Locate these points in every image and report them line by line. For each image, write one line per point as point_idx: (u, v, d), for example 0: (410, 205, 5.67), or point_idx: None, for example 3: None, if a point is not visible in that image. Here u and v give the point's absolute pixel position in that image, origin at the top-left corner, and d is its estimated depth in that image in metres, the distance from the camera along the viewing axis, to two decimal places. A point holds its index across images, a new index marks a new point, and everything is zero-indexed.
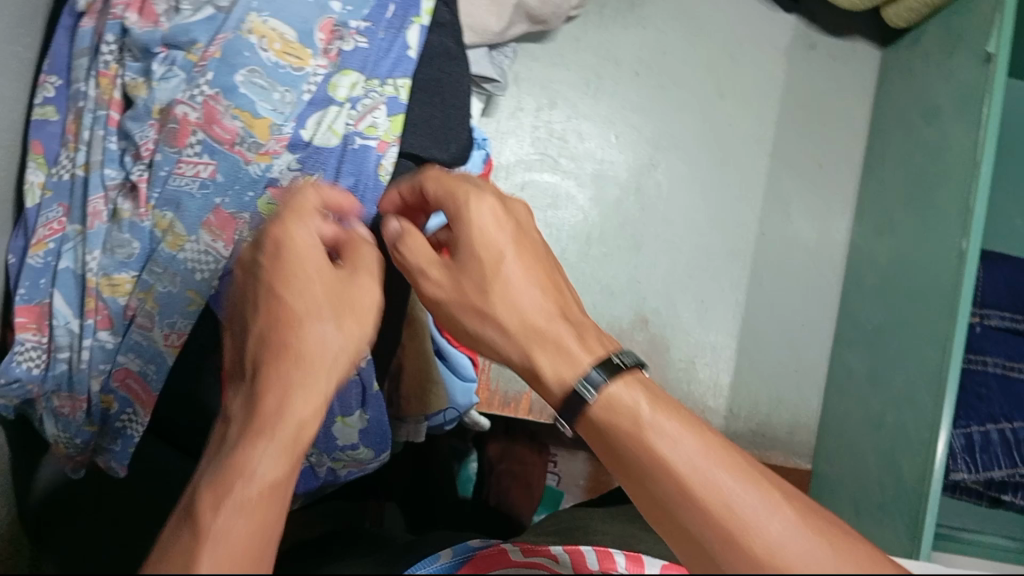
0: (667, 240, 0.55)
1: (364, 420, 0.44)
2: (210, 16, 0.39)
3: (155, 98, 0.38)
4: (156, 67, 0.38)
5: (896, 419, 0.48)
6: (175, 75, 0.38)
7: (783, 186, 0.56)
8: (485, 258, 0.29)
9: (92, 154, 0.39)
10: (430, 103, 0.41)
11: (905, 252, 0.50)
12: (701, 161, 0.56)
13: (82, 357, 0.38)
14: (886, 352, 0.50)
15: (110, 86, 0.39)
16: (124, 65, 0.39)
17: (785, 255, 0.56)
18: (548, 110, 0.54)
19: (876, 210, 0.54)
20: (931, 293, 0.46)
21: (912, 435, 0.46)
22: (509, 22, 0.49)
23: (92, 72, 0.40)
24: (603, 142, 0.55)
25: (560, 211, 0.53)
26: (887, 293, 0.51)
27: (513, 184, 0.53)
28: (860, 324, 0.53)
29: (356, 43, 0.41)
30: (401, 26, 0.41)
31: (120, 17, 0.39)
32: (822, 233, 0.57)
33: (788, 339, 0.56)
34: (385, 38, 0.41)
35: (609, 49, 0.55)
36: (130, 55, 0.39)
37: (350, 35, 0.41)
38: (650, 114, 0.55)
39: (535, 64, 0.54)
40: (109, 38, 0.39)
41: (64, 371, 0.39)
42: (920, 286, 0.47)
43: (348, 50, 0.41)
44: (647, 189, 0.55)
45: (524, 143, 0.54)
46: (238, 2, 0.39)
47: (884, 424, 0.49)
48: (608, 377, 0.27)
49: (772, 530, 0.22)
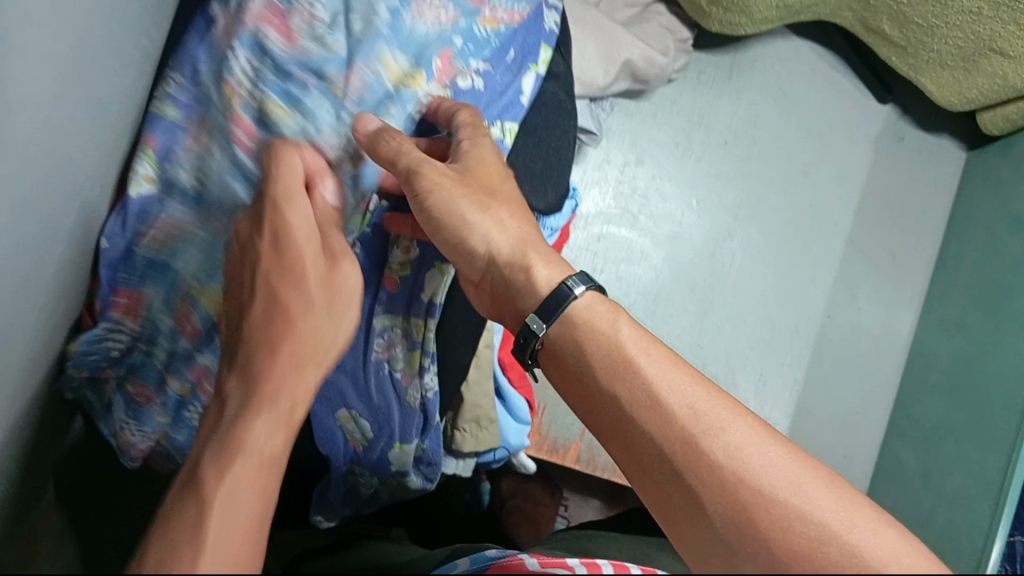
0: (735, 309, 0.55)
1: (421, 448, 0.42)
2: (348, 40, 0.36)
3: (305, 134, 0.34)
4: (300, 93, 0.34)
5: (947, 518, 0.48)
6: (324, 111, 0.34)
7: (855, 271, 0.57)
8: (493, 170, 0.34)
9: (204, 154, 0.34)
10: (535, 147, 0.40)
11: (975, 353, 0.50)
12: (778, 235, 0.56)
13: (163, 352, 0.36)
14: (945, 452, 0.50)
15: (234, 99, 0.34)
16: (257, 81, 0.34)
17: (850, 340, 0.56)
18: (634, 166, 0.56)
19: (945, 307, 0.55)
20: (1002, 397, 0.47)
21: (965, 539, 0.46)
22: (614, 77, 0.49)
23: (218, 80, 0.35)
24: (683, 205, 0.56)
25: (633, 266, 0.54)
26: (951, 392, 0.51)
27: (590, 235, 0.54)
28: (916, 420, 0.53)
29: (473, 81, 0.38)
30: (519, 70, 0.39)
31: (256, 32, 0.35)
32: (888, 323, 0.57)
33: (842, 425, 0.56)
34: (502, 80, 0.39)
35: (702, 116, 0.57)
36: (266, 71, 0.34)
37: (469, 72, 0.38)
38: (732, 184, 0.56)
39: (628, 121, 0.56)
40: (244, 52, 0.34)
41: (139, 360, 0.37)
42: (988, 390, 0.48)
43: (462, 87, 0.38)
44: (721, 257, 0.55)
45: (607, 195, 0.55)
46: (375, 30, 0.36)
47: (934, 522, 0.49)
48: (587, 289, 0.33)
49: (732, 435, 0.29)
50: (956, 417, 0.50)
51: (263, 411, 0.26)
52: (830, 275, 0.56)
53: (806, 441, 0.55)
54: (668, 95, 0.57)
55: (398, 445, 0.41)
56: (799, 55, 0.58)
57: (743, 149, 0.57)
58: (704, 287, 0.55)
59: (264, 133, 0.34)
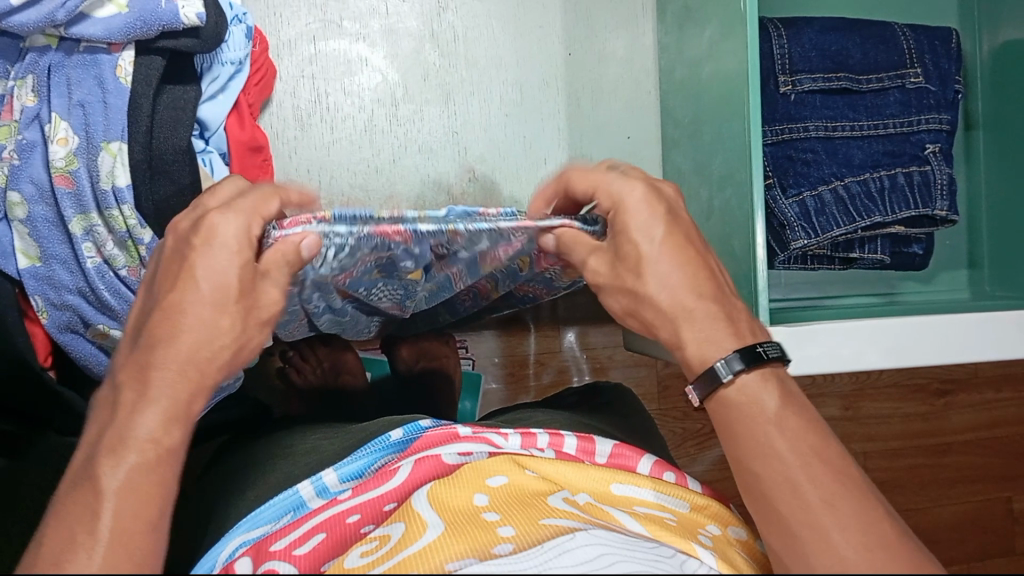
0: (713, 67, 0.85)
1: None
2: (83, 201, 0.73)
3: (116, 285, 0.77)
4: (88, 198, 0.73)
5: (724, 196, 0.84)
6: (119, 259, 0.77)
7: (667, 54, 0.96)
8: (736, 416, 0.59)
9: None
10: (409, 232, 0.56)
11: (706, 63, 0.86)
12: (723, 74, 0.82)
13: (51, 308, 0.76)
14: (708, 144, 0.87)
15: (62, 178, 0.72)
16: (102, 251, 0.76)
17: (678, 100, 0.95)
18: (557, 118, 1.00)
19: (681, 18, 0.92)
20: (739, 74, 0.79)
21: (740, 223, 0.81)
22: (524, 80, 0.98)
23: (52, 178, 0.72)
24: (576, 152, 1.01)
25: (535, 76, 0.99)
26: (699, 101, 0.89)
27: (512, 170, 1.00)
28: (699, 153, 0.90)
29: (425, 223, 0.56)
30: (216, 57, 0.81)
31: (105, 259, 0.76)
32: (633, 39, 0.99)
33: (686, 150, 0.93)
34: (434, 229, 0.56)
35: (607, 86, 1.00)
36: (107, 245, 0.76)
37: (419, 223, 0.56)
38: (558, 100, 1.00)
39: (400, 56, 0.95)
40: (89, 238, 0.75)
41: (65, 303, 0.76)
42: (730, 72, 0.81)
43: (420, 223, 0.56)
44: (630, 114, 1.00)
45: (428, 103, 0.97)
46: (100, 177, 0.72)
47: (712, 212, 0.87)
48: (745, 361, 0.59)
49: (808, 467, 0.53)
50: (743, 122, 0.78)
51: (123, 469, 0.49)
52: (664, 35, 0.97)
53: (678, 172, 0.97)
54: (557, 46, 0.98)
55: None
56: (822, 36, 0.91)
57: (725, 105, 0.82)
58: (488, 122, 0.98)
59: (108, 262, 0.76)
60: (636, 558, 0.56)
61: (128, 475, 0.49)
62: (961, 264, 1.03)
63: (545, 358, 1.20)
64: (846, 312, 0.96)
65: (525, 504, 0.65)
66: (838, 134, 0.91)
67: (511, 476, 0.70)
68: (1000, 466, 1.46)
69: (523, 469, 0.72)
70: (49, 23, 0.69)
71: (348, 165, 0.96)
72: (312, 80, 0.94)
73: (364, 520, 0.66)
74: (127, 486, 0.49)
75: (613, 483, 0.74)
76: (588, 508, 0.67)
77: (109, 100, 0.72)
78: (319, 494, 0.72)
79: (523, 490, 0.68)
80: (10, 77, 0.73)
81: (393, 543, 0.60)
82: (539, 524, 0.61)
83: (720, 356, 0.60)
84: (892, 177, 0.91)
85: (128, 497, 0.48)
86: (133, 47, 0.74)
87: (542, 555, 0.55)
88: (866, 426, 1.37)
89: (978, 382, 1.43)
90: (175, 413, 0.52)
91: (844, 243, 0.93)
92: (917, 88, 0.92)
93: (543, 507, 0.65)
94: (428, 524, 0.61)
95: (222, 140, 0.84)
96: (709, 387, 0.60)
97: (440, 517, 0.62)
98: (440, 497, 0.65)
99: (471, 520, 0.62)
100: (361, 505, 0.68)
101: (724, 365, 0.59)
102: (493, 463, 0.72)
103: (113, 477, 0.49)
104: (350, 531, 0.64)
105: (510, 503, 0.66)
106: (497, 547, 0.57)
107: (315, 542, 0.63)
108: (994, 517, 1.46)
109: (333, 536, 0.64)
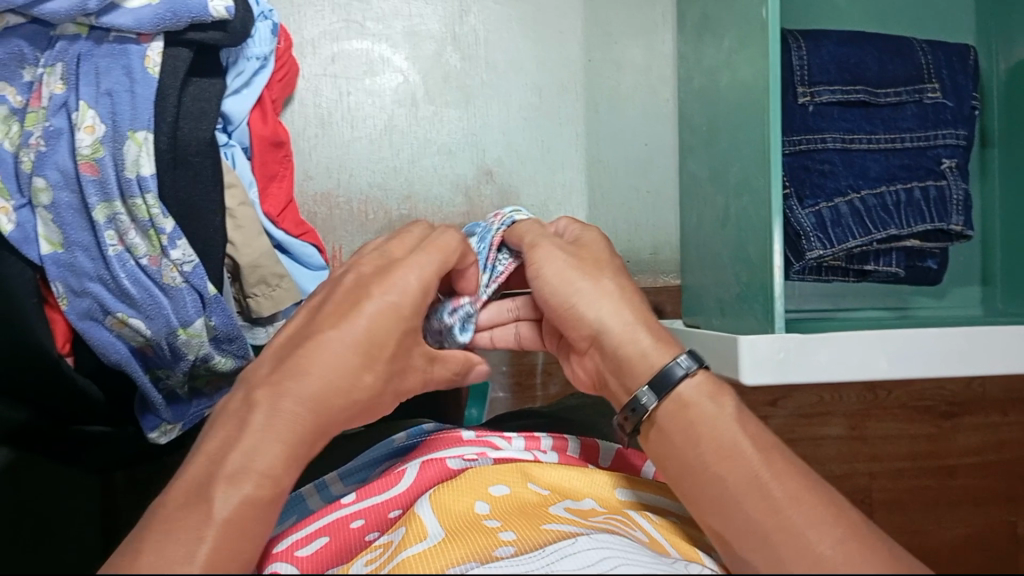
0: (731, 76, 0.85)
1: (201, 330, 0.81)
2: (109, 188, 0.73)
3: (137, 273, 0.76)
4: (113, 185, 0.73)
5: (739, 204, 0.85)
6: (141, 247, 0.76)
7: (685, 62, 0.97)
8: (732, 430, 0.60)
9: None
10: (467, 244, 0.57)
11: (725, 72, 0.87)
12: (741, 83, 0.83)
13: (71, 297, 0.75)
14: (725, 152, 0.88)
15: (88, 164, 0.72)
16: (124, 240, 0.75)
17: (695, 109, 0.96)
18: (575, 124, 1.01)
19: (700, 28, 0.92)
20: (758, 82, 0.79)
21: (757, 231, 0.81)
22: (543, 85, 0.99)
23: (79, 164, 0.72)
24: (593, 158, 1.01)
25: (554, 81, 0.99)
26: (716, 110, 0.89)
27: (529, 173, 1.00)
28: (716, 161, 0.90)
29: None
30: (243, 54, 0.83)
31: (126, 247, 0.76)
32: (651, 48, 1.00)
33: (703, 159, 0.94)
34: None
35: (624, 94, 1.01)
36: (129, 235, 0.75)
37: None
38: (576, 106, 1.00)
39: (421, 57, 0.96)
40: (111, 226, 0.74)
41: (87, 292, 0.76)
42: (748, 80, 0.81)
43: None
44: (647, 121, 1.01)
45: (448, 105, 0.97)
46: (127, 163, 0.73)
47: (729, 220, 0.88)
48: (694, 362, 0.60)
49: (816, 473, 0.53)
50: (761, 130, 0.79)
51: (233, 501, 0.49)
52: (682, 43, 0.98)
53: (694, 180, 0.97)
54: (576, 52, 0.99)
55: (187, 331, 0.80)
56: (840, 50, 0.91)
57: (743, 113, 0.83)
58: (506, 125, 0.99)
59: (129, 250, 0.76)
60: (640, 561, 0.56)
61: (234, 502, 0.49)
62: (973, 280, 1.04)
63: (553, 367, 1.20)
64: (862, 324, 0.96)
65: (528, 514, 0.65)
66: (854, 146, 0.92)
67: (512, 486, 0.70)
68: (1006, 490, 1.44)
69: (524, 481, 0.72)
70: (80, 12, 0.70)
71: (366, 165, 0.97)
72: (334, 79, 0.95)
73: (367, 526, 0.67)
74: (236, 514, 0.48)
75: (617, 489, 0.73)
76: (589, 514, 0.67)
77: (137, 89, 0.74)
78: (320, 495, 0.72)
79: (523, 501, 0.68)
80: (39, 64, 0.73)
81: (394, 549, 0.60)
82: (540, 530, 0.62)
83: (672, 357, 0.61)
84: (908, 191, 0.91)
85: (241, 528, 0.48)
86: (162, 38, 0.75)
87: (544, 558, 0.55)
88: (872, 444, 1.37)
89: (987, 404, 1.42)
90: (292, 454, 0.52)
91: (859, 256, 0.93)
92: (934, 104, 0.93)
93: (540, 514, 0.65)
94: (428, 533, 0.61)
95: (244, 135, 0.85)
96: (665, 387, 0.60)
97: (440, 526, 0.62)
98: (441, 502, 0.65)
99: (472, 526, 0.62)
100: (366, 510, 0.68)
101: (681, 364, 0.60)
102: (496, 470, 0.72)
103: (225, 508, 0.48)
104: (354, 538, 0.65)
105: (511, 513, 0.66)
106: (498, 550, 0.58)
107: (319, 546, 0.62)
108: (999, 541, 1.43)
109: (336, 541, 0.64)
